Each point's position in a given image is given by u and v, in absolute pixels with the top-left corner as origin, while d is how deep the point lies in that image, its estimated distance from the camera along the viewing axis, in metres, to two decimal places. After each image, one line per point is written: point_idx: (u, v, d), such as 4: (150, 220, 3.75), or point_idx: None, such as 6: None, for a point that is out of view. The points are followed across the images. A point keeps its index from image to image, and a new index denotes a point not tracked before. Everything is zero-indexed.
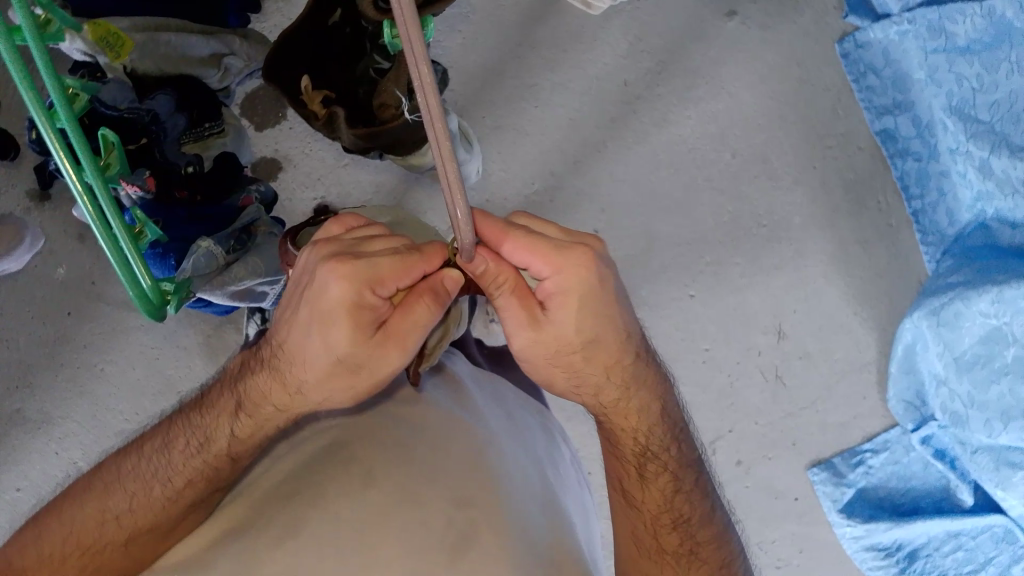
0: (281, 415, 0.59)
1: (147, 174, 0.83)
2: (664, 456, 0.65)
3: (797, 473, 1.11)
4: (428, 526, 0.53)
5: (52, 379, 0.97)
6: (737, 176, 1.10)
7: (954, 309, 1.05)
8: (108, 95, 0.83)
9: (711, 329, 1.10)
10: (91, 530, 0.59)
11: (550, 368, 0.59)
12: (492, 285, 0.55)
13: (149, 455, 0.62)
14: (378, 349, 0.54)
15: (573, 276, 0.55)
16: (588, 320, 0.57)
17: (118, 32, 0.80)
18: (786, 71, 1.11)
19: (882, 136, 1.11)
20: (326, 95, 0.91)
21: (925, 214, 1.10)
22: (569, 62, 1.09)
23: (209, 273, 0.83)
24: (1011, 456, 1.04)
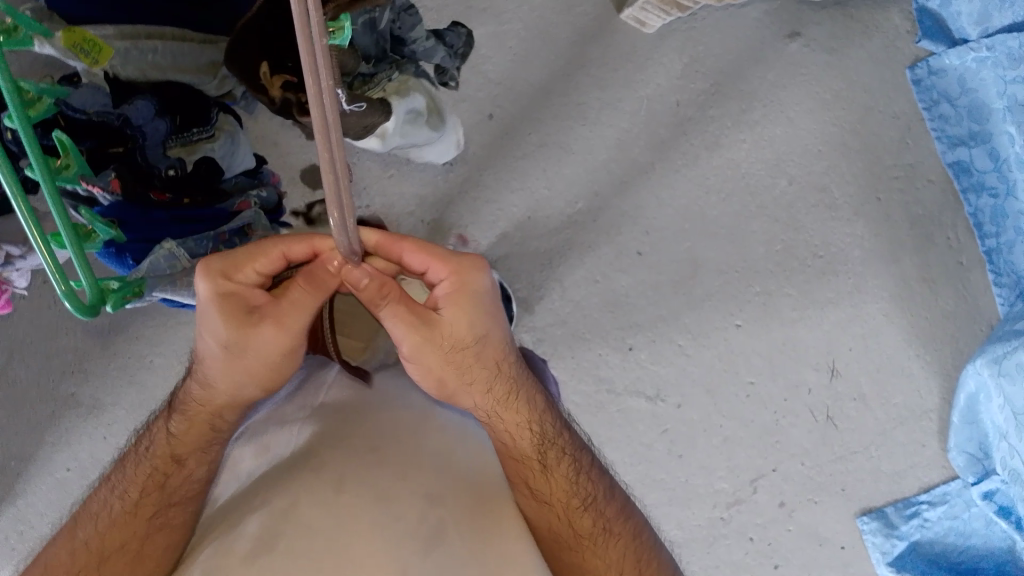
0: (205, 413, 0.61)
1: (112, 176, 0.74)
2: (560, 441, 0.64)
3: (846, 519, 1.08)
4: (401, 519, 0.54)
5: (105, 366, 1.02)
6: (793, 205, 1.05)
7: (1017, 360, 0.98)
8: (77, 99, 0.74)
9: (758, 363, 1.06)
10: (62, 563, 0.59)
11: (440, 371, 0.59)
12: (378, 297, 0.55)
13: (111, 483, 0.63)
14: (259, 328, 0.56)
15: (467, 274, 0.59)
16: (479, 318, 0.59)
17: (96, 39, 0.72)
18: (851, 98, 1.05)
19: (955, 169, 1.05)
20: (288, 78, 0.73)
21: (999, 254, 1.04)
22: (620, 82, 1.05)
23: (173, 275, 0.75)
24: None
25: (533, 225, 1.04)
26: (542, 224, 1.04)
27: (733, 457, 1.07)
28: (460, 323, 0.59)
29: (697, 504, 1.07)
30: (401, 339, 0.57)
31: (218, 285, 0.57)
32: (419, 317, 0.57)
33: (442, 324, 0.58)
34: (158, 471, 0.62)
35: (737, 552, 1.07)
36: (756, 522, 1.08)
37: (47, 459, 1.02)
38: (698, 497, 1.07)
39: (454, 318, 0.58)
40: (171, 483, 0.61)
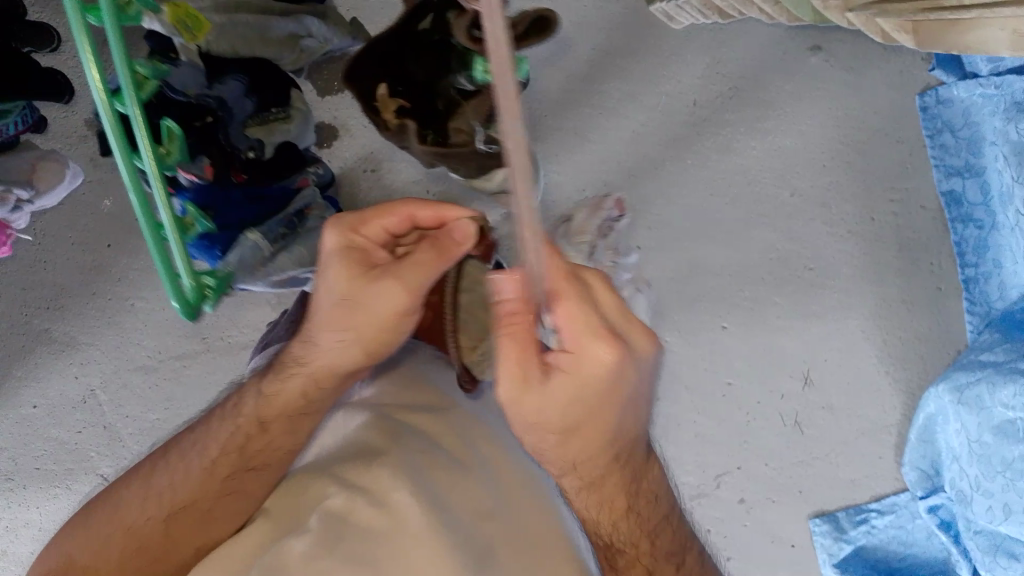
0: (302, 372, 0.67)
1: (206, 162, 0.81)
2: (642, 548, 0.64)
3: (798, 520, 1.10)
4: (451, 530, 0.57)
5: (84, 305, 0.99)
6: (792, 216, 1.07)
7: (977, 391, 1.00)
8: (178, 79, 0.80)
9: (738, 364, 1.09)
10: (134, 509, 0.65)
11: (526, 434, 0.57)
12: (496, 327, 0.53)
13: (196, 439, 0.69)
14: (373, 284, 0.62)
15: (586, 364, 0.53)
16: (587, 402, 0.54)
17: (197, 15, 0.78)
18: (861, 118, 1.07)
19: (947, 198, 1.07)
20: (400, 104, 0.93)
21: (976, 284, 1.06)
22: (643, 75, 1.07)
23: (253, 265, 0.84)
24: (1013, 547, 0.99)
25: None
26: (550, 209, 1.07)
27: (701, 452, 1.10)
28: (562, 396, 0.53)
29: None
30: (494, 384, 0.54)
31: (345, 236, 0.65)
32: (515, 373, 0.53)
33: (535, 391, 0.53)
34: (242, 436, 0.67)
35: None
36: (716, 516, 1.10)
37: (13, 392, 1.00)
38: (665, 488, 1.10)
39: (552, 397, 0.53)
40: (250, 448, 0.67)
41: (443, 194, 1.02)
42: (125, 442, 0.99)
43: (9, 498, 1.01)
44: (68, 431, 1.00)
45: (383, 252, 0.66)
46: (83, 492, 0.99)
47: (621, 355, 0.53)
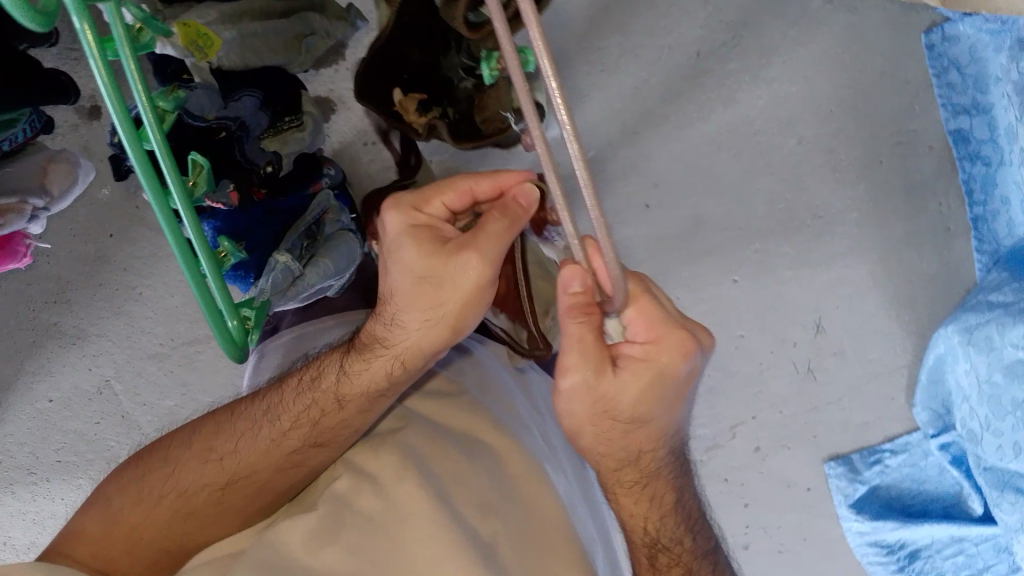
0: (388, 355, 0.72)
1: (231, 188, 0.77)
2: (676, 550, 0.71)
3: (812, 464, 1.11)
4: (461, 521, 0.65)
5: (91, 297, 0.99)
6: (799, 165, 1.06)
7: (987, 332, 1.01)
8: (196, 104, 0.75)
9: (749, 317, 1.08)
10: (194, 467, 0.72)
11: (588, 421, 0.66)
12: (576, 314, 0.60)
13: (266, 404, 0.75)
14: (452, 258, 0.65)
15: (662, 356, 0.62)
16: (647, 395, 0.63)
17: (208, 33, 0.77)
18: (868, 61, 1.05)
19: (955, 137, 1.06)
20: (420, 100, 0.86)
21: (984, 222, 1.06)
22: (643, 28, 1.04)
23: (284, 287, 0.80)
24: (1020, 482, 1.00)
25: None
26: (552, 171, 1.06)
27: (716, 405, 1.10)
28: (624, 384, 0.62)
29: None
30: (567, 370, 0.63)
31: (410, 213, 0.68)
32: (586, 358, 0.62)
33: (606, 377, 0.62)
34: (314, 412, 0.73)
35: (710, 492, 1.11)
36: (732, 465, 1.11)
37: (25, 388, 1.00)
38: None
39: (625, 383, 0.63)
40: (323, 424, 0.73)
41: (448, 164, 1.03)
42: (146, 429, 1.01)
43: (31, 491, 1.01)
44: (86, 422, 1.00)
45: (449, 226, 0.69)
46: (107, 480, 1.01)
47: (689, 355, 0.63)
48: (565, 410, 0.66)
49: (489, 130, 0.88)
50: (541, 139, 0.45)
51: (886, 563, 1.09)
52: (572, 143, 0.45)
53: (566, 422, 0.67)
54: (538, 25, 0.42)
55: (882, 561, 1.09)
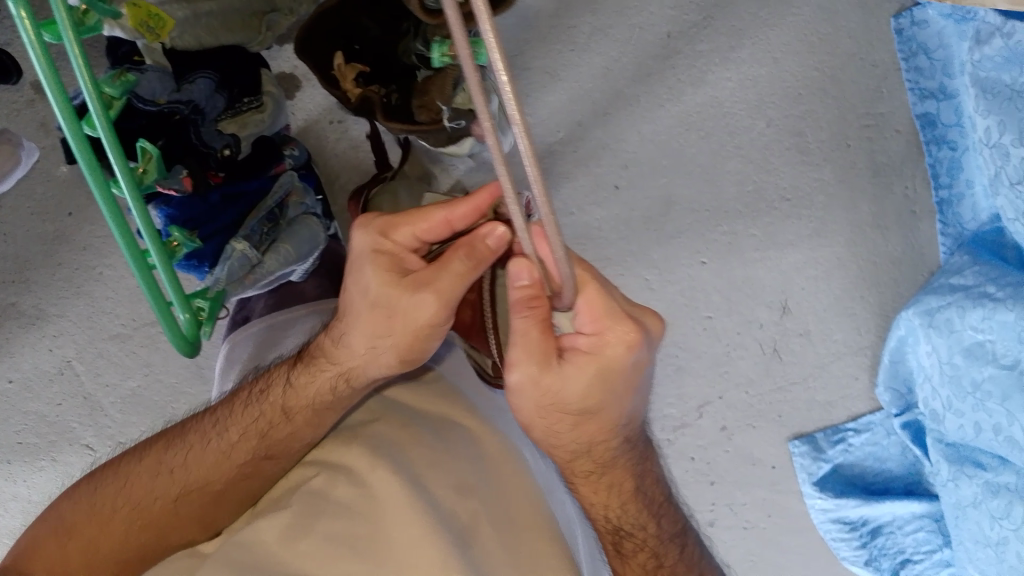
0: (333, 370, 0.73)
1: (184, 174, 0.76)
2: (639, 536, 0.74)
3: (777, 443, 1.12)
4: (434, 505, 0.68)
5: (50, 276, 0.97)
6: (767, 146, 1.06)
7: (947, 315, 1.03)
8: (146, 88, 0.74)
9: (716, 299, 1.09)
10: (146, 480, 0.74)
11: (538, 416, 0.66)
12: (520, 310, 0.60)
13: (216, 415, 0.76)
14: (410, 292, 0.65)
15: (608, 348, 0.63)
16: (596, 388, 0.64)
17: (160, 13, 0.71)
18: (837, 43, 1.06)
19: (922, 121, 1.06)
20: (360, 71, 0.86)
21: (949, 206, 1.07)
22: (612, 8, 1.03)
23: (241, 276, 0.80)
24: (979, 458, 1.03)
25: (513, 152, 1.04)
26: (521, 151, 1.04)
27: (683, 385, 1.11)
28: (572, 377, 0.63)
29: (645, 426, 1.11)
30: (515, 366, 0.63)
31: (377, 242, 0.67)
32: (534, 355, 0.62)
33: (553, 372, 0.63)
34: (265, 425, 0.74)
35: (677, 471, 1.12)
36: (698, 443, 1.12)
37: None
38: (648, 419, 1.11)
39: (573, 376, 0.63)
40: (271, 436, 0.74)
41: (414, 143, 1.01)
42: (108, 410, 0.99)
43: None
44: (47, 403, 0.99)
45: (414, 255, 0.67)
46: (69, 462, 1.00)
47: (635, 345, 0.63)
48: (515, 402, 0.67)
49: (423, 120, 0.86)
50: (493, 135, 0.42)
51: (849, 540, 1.10)
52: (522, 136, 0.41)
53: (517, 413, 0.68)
54: (492, 28, 0.38)
55: (845, 538, 1.10)
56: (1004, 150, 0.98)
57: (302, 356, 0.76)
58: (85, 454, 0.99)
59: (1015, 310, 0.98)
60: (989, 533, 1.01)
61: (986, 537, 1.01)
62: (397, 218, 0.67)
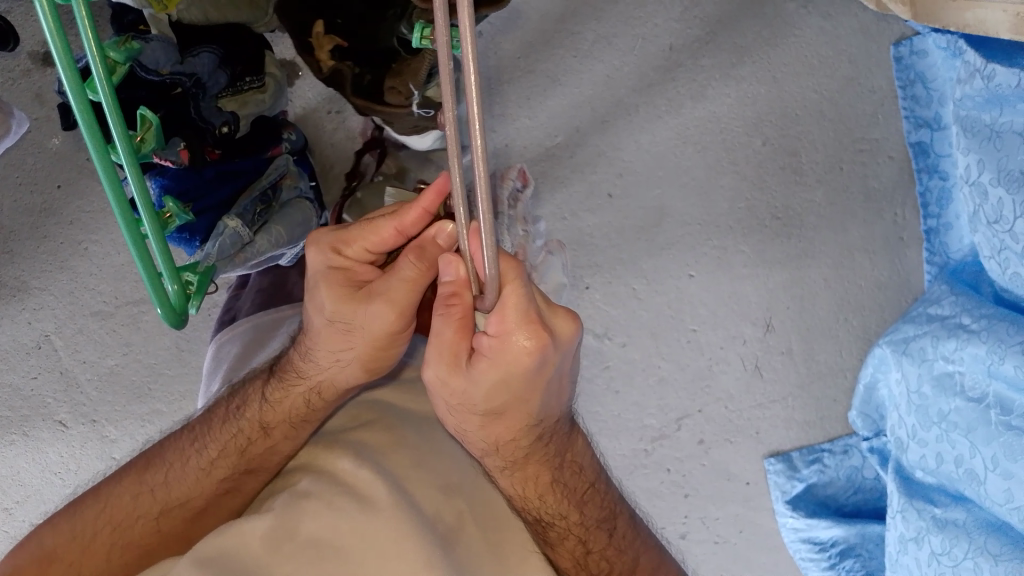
0: (307, 386, 0.73)
1: (182, 147, 0.75)
2: (563, 523, 0.73)
3: (754, 459, 1.13)
4: (416, 511, 0.66)
5: (34, 248, 0.96)
6: (762, 165, 1.07)
7: (921, 344, 1.03)
8: (150, 56, 0.73)
9: (702, 312, 1.09)
10: (126, 504, 0.72)
11: (455, 415, 0.65)
12: (440, 307, 0.59)
13: (195, 433, 0.76)
14: (360, 306, 0.66)
15: (513, 357, 0.59)
16: (504, 388, 0.62)
17: None
18: (836, 66, 1.07)
19: (915, 149, 1.07)
20: (338, 44, 0.82)
21: (936, 235, 1.08)
22: (617, 16, 1.04)
23: (232, 254, 0.78)
24: (932, 494, 1.03)
25: (510, 153, 1.04)
26: (518, 154, 1.04)
27: (665, 396, 1.10)
28: (480, 379, 0.61)
29: (624, 435, 1.10)
30: (429, 364, 0.62)
31: (328, 254, 0.67)
32: (443, 353, 0.61)
33: (459, 373, 0.61)
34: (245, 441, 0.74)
35: (653, 481, 1.11)
36: (675, 455, 1.11)
37: None
38: (627, 429, 1.10)
39: (481, 377, 0.61)
40: (250, 452, 0.74)
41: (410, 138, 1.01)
42: (84, 387, 0.98)
43: None
44: (22, 377, 0.97)
45: (368, 266, 0.68)
46: (41, 437, 0.98)
47: (539, 349, 0.59)
48: (433, 395, 0.65)
49: (393, 102, 0.84)
50: (452, 123, 0.46)
51: (817, 561, 1.10)
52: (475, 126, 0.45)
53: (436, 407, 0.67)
54: (471, 19, 0.42)
55: (814, 558, 1.10)
56: (983, 189, 0.97)
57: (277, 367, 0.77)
58: (58, 430, 0.98)
59: (987, 343, 0.97)
60: (926, 566, 1.00)
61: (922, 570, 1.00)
62: (345, 231, 0.67)
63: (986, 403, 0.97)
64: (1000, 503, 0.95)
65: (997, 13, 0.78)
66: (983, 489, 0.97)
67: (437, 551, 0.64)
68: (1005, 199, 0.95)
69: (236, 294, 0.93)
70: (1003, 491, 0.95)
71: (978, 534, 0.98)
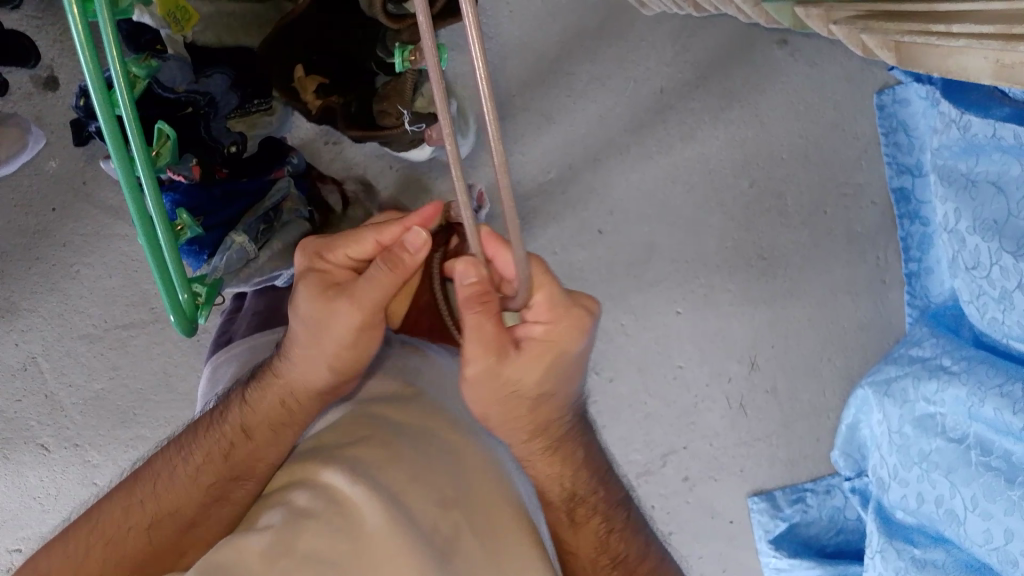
0: (284, 388, 0.73)
1: (194, 162, 0.76)
2: (592, 500, 0.75)
3: (739, 498, 1.13)
4: (416, 529, 0.63)
5: (26, 270, 0.96)
6: (749, 206, 1.09)
7: (903, 385, 1.05)
8: (166, 75, 0.73)
9: (689, 349, 1.10)
10: (115, 521, 0.69)
11: (495, 403, 0.67)
12: (473, 304, 0.60)
13: (184, 445, 0.74)
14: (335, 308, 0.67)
15: (562, 338, 0.64)
16: (551, 373, 0.66)
17: (186, 6, 0.72)
18: (822, 112, 1.10)
19: (898, 195, 1.10)
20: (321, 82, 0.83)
21: (919, 278, 1.10)
22: (611, 58, 1.06)
23: (236, 267, 0.82)
24: (912, 534, 1.04)
25: (503, 187, 1.05)
26: (511, 188, 1.06)
27: (650, 432, 1.11)
28: (528, 369, 0.65)
29: None
30: (472, 362, 0.63)
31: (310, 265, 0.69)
32: (491, 350, 0.63)
33: (508, 362, 0.64)
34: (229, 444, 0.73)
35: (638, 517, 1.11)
36: (660, 491, 1.12)
37: None
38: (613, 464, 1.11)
39: (527, 365, 0.65)
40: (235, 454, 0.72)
41: (406, 170, 1.02)
42: (69, 411, 0.98)
43: None
44: (6, 399, 0.97)
45: (345, 272, 0.70)
46: (22, 460, 0.97)
47: (582, 329, 0.65)
48: (470, 391, 0.66)
49: (386, 125, 0.87)
50: (450, 137, 0.45)
51: None
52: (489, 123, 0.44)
53: (471, 405, 0.68)
54: (479, 21, 0.40)
55: None
56: (961, 236, 1.00)
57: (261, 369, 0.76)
58: (40, 454, 0.97)
59: (968, 385, 0.98)
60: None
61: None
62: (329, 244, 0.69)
63: (966, 445, 0.99)
64: (979, 545, 0.96)
65: (978, 60, 0.71)
66: (964, 529, 0.97)
67: (431, 560, 0.62)
68: (982, 246, 0.97)
69: (232, 317, 0.93)
70: (983, 531, 0.96)
71: (958, 575, 0.99)
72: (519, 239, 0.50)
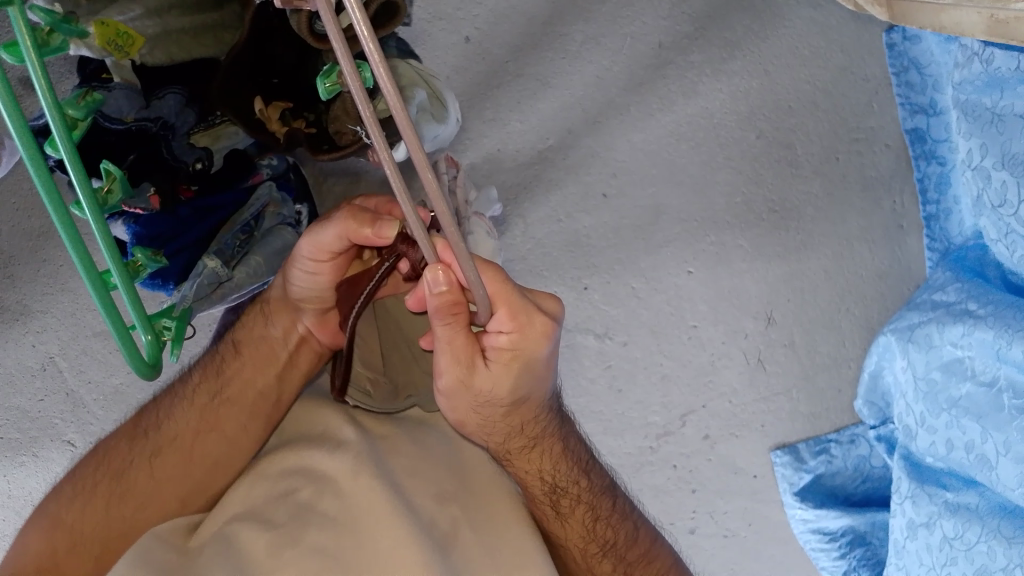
0: (282, 318, 0.79)
1: (151, 193, 0.71)
2: (575, 490, 0.77)
3: (761, 452, 1.12)
4: (414, 513, 0.68)
5: (34, 273, 0.96)
6: (757, 158, 1.07)
7: (927, 331, 1.03)
8: (112, 105, 0.69)
9: (703, 308, 1.08)
10: (120, 452, 0.74)
11: (473, 413, 0.69)
12: (439, 314, 0.59)
13: (182, 390, 0.78)
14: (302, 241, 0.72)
15: (528, 342, 0.63)
16: (522, 381, 0.67)
17: (129, 31, 0.66)
18: (829, 57, 1.07)
19: (912, 136, 1.07)
20: (284, 107, 0.75)
21: (936, 220, 1.08)
22: (605, 16, 1.02)
23: (211, 292, 0.79)
24: (944, 478, 1.03)
25: (503, 159, 1.02)
26: (510, 157, 1.03)
27: (668, 394, 1.09)
28: (502, 376, 0.65)
29: (629, 434, 1.09)
30: (443, 372, 0.65)
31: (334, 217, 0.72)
32: (460, 356, 0.63)
33: (478, 372, 0.65)
34: (213, 393, 0.77)
35: (659, 479, 1.10)
36: (682, 451, 1.10)
37: None
38: (631, 428, 1.09)
39: (496, 374, 0.65)
40: (231, 378, 0.78)
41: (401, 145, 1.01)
42: (91, 407, 1.00)
43: None
44: (29, 399, 0.98)
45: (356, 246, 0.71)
46: (51, 457, 0.99)
47: (550, 331, 0.64)
48: (444, 398, 0.68)
49: (344, 143, 0.77)
50: (388, 160, 0.44)
51: (828, 550, 1.10)
52: (417, 154, 0.42)
53: (447, 413, 0.70)
54: (380, 55, 0.38)
55: (824, 548, 1.10)
56: (986, 173, 0.97)
57: (259, 302, 0.81)
58: (66, 449, 1.00)
59: (994, 328, 0.96)
60: (937, 551, 1.00)
61: (933, 555, 1.00)
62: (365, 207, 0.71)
63: (997, 388, 0.97)
64: (1012, 488, 0.94)
65: (971, 17, 0.75)
66: (996, 474, 0.96)
67: (434, 551, 0.65)
68: (1009, 182, 0.95)
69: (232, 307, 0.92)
70: (1015, 475, 0.94)
71: (990, 518, 0.97)
72: (462, 243, 0.49)
